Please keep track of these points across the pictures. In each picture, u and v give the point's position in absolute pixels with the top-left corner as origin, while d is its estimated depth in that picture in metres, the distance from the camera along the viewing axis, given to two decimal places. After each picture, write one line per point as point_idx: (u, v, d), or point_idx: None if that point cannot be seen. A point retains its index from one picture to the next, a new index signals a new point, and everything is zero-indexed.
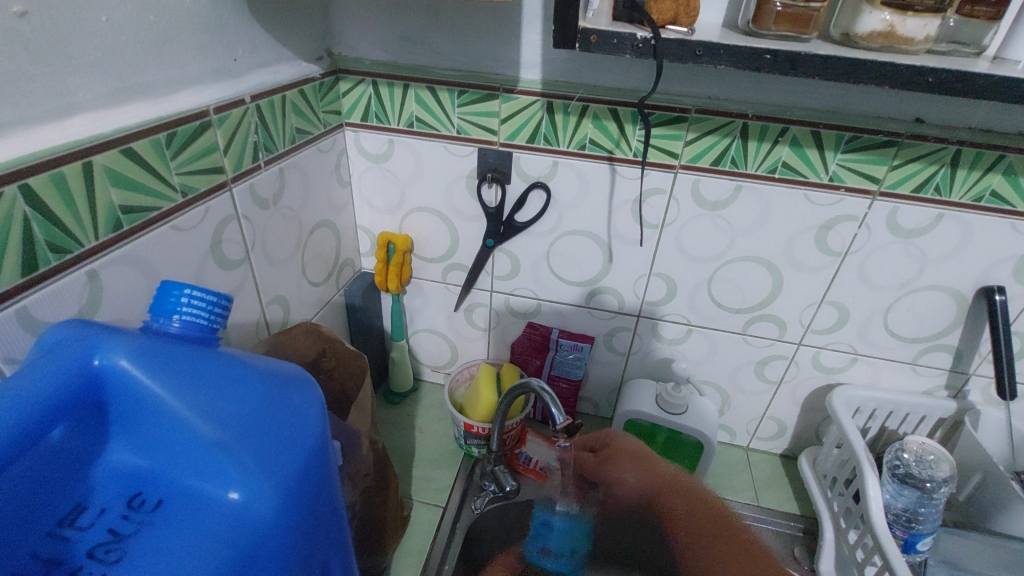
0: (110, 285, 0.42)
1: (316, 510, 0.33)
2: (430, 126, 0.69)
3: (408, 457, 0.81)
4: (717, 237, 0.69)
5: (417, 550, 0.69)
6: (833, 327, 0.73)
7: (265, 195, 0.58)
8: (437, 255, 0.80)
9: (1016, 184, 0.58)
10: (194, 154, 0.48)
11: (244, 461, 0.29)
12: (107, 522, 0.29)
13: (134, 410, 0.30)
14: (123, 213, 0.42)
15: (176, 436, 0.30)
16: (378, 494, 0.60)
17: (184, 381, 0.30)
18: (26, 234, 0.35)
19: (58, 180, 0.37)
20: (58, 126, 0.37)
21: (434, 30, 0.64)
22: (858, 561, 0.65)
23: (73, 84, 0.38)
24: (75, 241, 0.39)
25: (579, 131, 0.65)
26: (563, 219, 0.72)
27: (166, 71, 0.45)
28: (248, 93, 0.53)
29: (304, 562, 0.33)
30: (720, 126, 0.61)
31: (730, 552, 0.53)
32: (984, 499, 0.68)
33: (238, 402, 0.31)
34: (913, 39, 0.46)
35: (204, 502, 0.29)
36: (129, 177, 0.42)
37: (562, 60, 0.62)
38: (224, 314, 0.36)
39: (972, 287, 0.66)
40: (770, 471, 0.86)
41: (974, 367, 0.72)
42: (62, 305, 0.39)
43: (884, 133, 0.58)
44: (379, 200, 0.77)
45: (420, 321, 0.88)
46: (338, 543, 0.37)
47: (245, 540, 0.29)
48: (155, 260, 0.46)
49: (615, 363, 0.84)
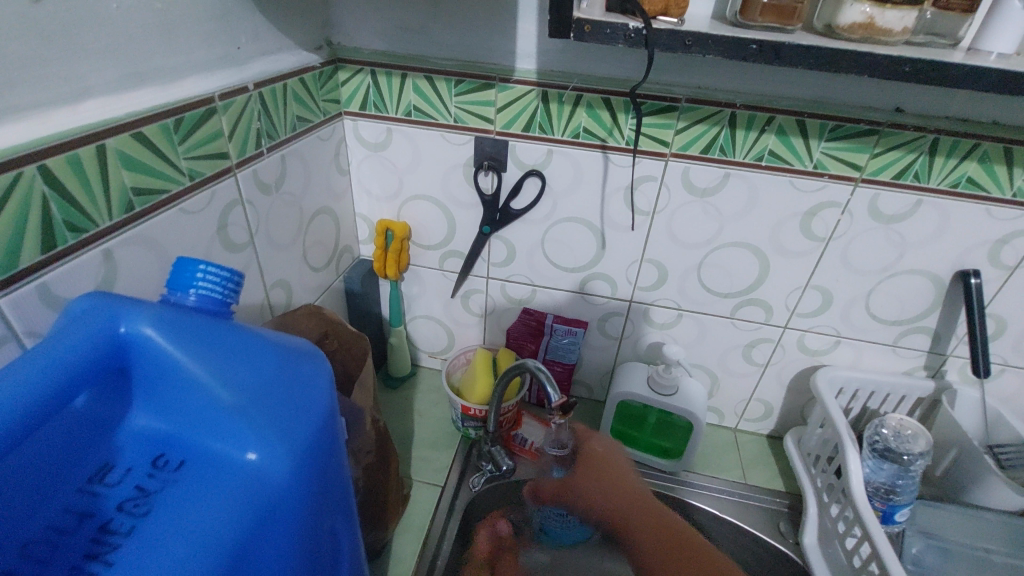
0: (123, 265, 0.43)
1: (325, 475, 0.35)
2: (427, 114, 0.71)
3: (407, 439, 0.83)
4: (706, 223, 0.71)
5: (418, 526, 0.71)
6: (817, 310, 0.75)
7: (267, 180, 0.60)
8: (435, 242, 0.82)
9: (991, 171, 0.61)
10: (200, 139, 0.49)
11: (260, 425, 0.31)
12: (133, 480, 0.31)
13: (155, 375, 0.32)
14: (134, 195, 0.44)
15: (195, 401, 0.31)
16: (380, 472, 0.62)
17: (202, 349, 0.32)
18: (44, 214, 0.37)
19: (74, 161, 0.38)
20: (71, 109, 0.39)
21: (432, 20, 0.65)
22: (839, 533, 0.69)
23: (87, 70, 0.39)
24: (91, 221, 0.40)
25: (573, 120, 0.67)
26: (558, 206, 0.74)
27: (173, 58, 0.46)
28: (251, 81, 0.54)
29: (315, 523, 0.35)
30: (709, 115, 0.63)
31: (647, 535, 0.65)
32: (959, 472, 0.71)
33: (252, 371, 0.32)
34: (891, 30, 0.49)
35: (223, 463, 0.31)
36: (139, 161, 0.43)
37: (556, 50, 0.64)
38: (237, 290, 0.37)
39: (949, 271, 0.69)
40: (756, 450, 0.89)
41: (951, 349, 0.75)
42: (79, 282, 0.40)
43: (866, 122, 0.61)
44: (377, 187, 0.79)
45: (417, 308, 0.90)
46: (342, 511, 0.39)
47: (261, 498, 0.31)
48: (165, 242, 0.47)
49: (608, 347, 0.86)
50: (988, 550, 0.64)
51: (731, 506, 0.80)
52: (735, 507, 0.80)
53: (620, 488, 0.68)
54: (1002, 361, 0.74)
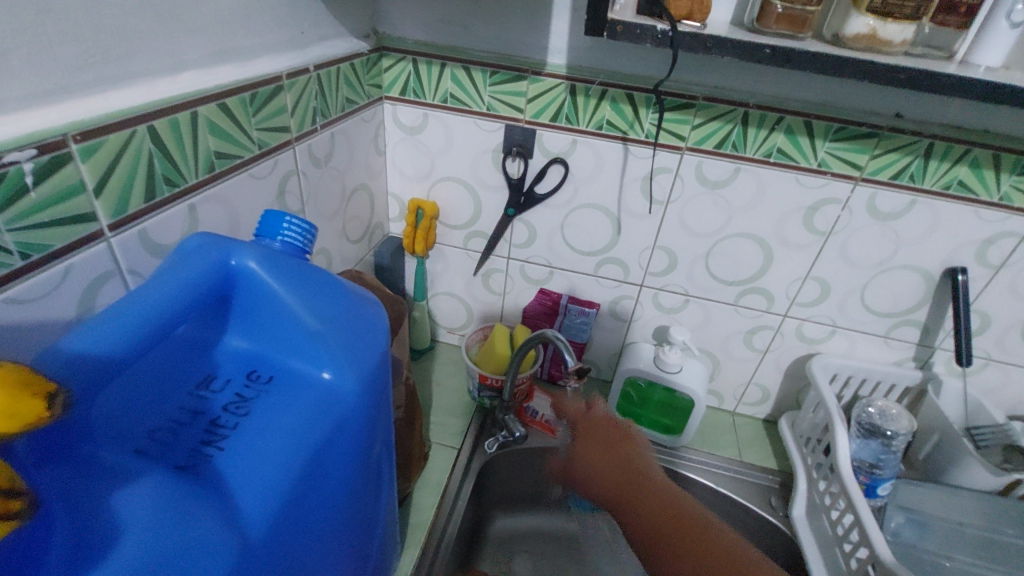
0: (202, 219, 0.49)
1: (380, 405, 0.40)
2: (462, 102, 0.76)
3: (426, 406, 0.89)
4: (716, 214, 0.77)
5: (436, 482, 0.77)
6: (816, 300, 0.81)
7: (319, 155, 0.66)
8: (461, 222, 0.88)
9: (980, 175, 0.66)
10: (269, 113, 0.55)
11: (336, 349, 0.37)
12: (232, 389, 0.37)
13: (253, 305, 0.38)
14: (216, 158, 0.49)
15: (286, 327, 0.37)
16: (408, 426, 0.68)
17: (292, 284, 0.38)
18: (150, 168, 0.43)
19: (174, 124, 0.44)
20: (172, 79, 0.44)
21: (472, 15, 0.71)
22: (826, 506, 0.74)
23: (185, 46, 0.45)
24: (182, 176, 0.46)
25: (597, 113, 0.72)
26: (578, 192, 0.80)
27: (251, 39, 0.52)
28: (312, 63, 0.60)
29: (368, 445, 0.40)
30: (724, 113, 0.69)
31: (652, 506, 0.58)
32: (940, 455, 0.77)
33: (330, 305, 0.38)
34: (892, 41, 0.54)
35: (305, 379, 0.37)
36: (223, 128, 0.49)
37: (586, 47, 0.69)
38: (312, 241, 0.43)
39: (939, 268, 0.74)
40: (752, 432, 0.94)
41: (939, 341, 0.80)
42: (169, 231, 0.46)
43: (868, 125, 0.66)
44: (410, 168, 0.85)
45: (440, 284, 0.96)
46: (386, 439, 0.45)
47: (334, 412, 0.36)
48: (235, 203, 0.53)
49: (618, 329, 0.92)
50: (960, 522, 0.69)
51: (727, 480, 0.86)
52: (730, 482, 0.85)
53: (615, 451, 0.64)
54: (985, 355, 0.80)
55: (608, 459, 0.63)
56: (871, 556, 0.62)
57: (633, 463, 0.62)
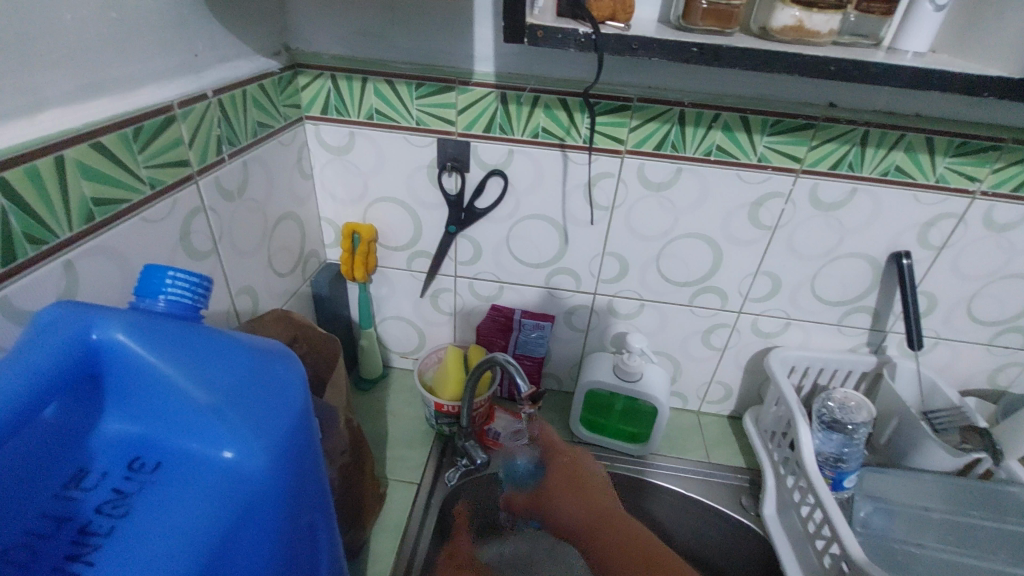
0: (86, 274, 0.43)
1: (301, 473, 0.36)
2: (389, 118, 0.72)
3: (381, 439, 0.84)
4: (662, 216, 0.75)
5: (395, 523, 0.72)
6: (768, 295, 0.80)
7: (229, 187, 0.60)
8: (401, 243, 0.83)
9: (916, 160, 0.66)
10: (160, 148, 0.49)
11: (233, 422, 0.32)
12: (110, 483, 0.32)
13: (131, 381, 0.33)
14: (95, 205, 0.44)
15: (172, 403, 0.33)
16: (356, 471, 0.63)
17: (174, 352, 0.33)
18: (3, 226, 0.37)
19: (33, 173, 0.38)
20: (29, 120, 0.39)
21: (391, 25, 0.66)
22: (796, 503, 0.73)
23: (42, 80, 0.39)
24: (51, 232, 0.40)
25: (532, 120, 0.69)
26: (521, 204, 0.76)
27: (130, 67, 0.46)
28: (209, 88, 0.55)
29: (293, 520, 0.36)
30: (660, 113, 0.67)
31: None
32: (900, 439, 0.77)
33: (227, 371, 0.34)
34: (819, 32, 0.53)
35: (200, 463, 0.32)
36: (98, 170, 0.43)
37: (513, 54, 0.66)
38: (205, 294, 0.39)
39: (884, 253, 0.74)
40: (718, 431, 0.93)
41: (890, 325, 0.81)
42: (42, 294, 0.40)
43: (803, 117, 0.65)
44: (342, 191, 0.79)
45: (387, 309, 0.91)
46: (322, 508, 0.40)
47: (239, 495, 0.32)
48: (127, 251, 0.47)
49: (575, 339, 0.89)
50: (927, 508, 0.69)
51: (696, 484, 0.84)
52: (700, 485, 0.83)
53: (592, 505, 0.68)
54: (935, 335, 0.80)
55: (581, 502, 0.68)
56: (842, 554, 0.61)
57: (605, 505, 0.67)
